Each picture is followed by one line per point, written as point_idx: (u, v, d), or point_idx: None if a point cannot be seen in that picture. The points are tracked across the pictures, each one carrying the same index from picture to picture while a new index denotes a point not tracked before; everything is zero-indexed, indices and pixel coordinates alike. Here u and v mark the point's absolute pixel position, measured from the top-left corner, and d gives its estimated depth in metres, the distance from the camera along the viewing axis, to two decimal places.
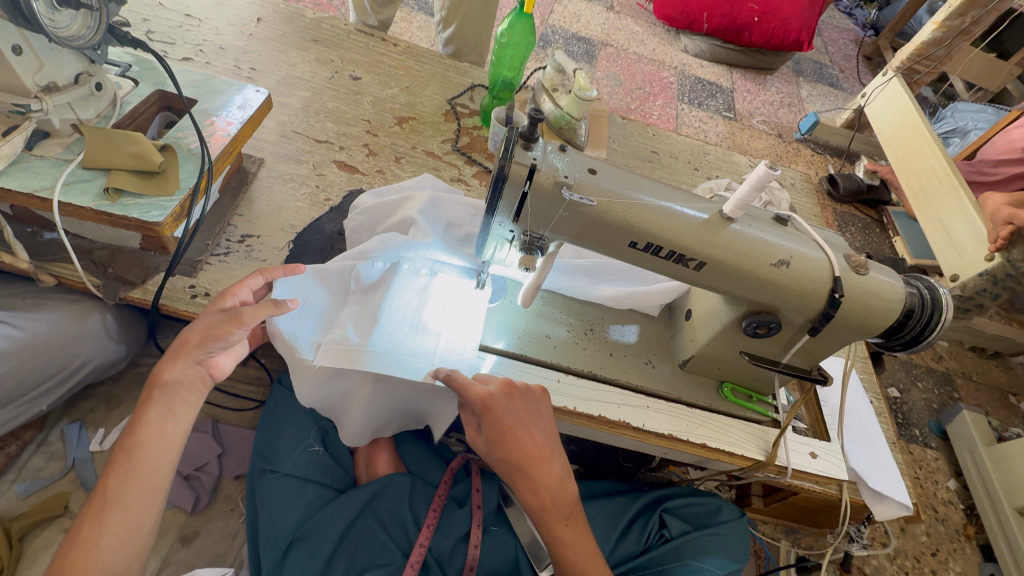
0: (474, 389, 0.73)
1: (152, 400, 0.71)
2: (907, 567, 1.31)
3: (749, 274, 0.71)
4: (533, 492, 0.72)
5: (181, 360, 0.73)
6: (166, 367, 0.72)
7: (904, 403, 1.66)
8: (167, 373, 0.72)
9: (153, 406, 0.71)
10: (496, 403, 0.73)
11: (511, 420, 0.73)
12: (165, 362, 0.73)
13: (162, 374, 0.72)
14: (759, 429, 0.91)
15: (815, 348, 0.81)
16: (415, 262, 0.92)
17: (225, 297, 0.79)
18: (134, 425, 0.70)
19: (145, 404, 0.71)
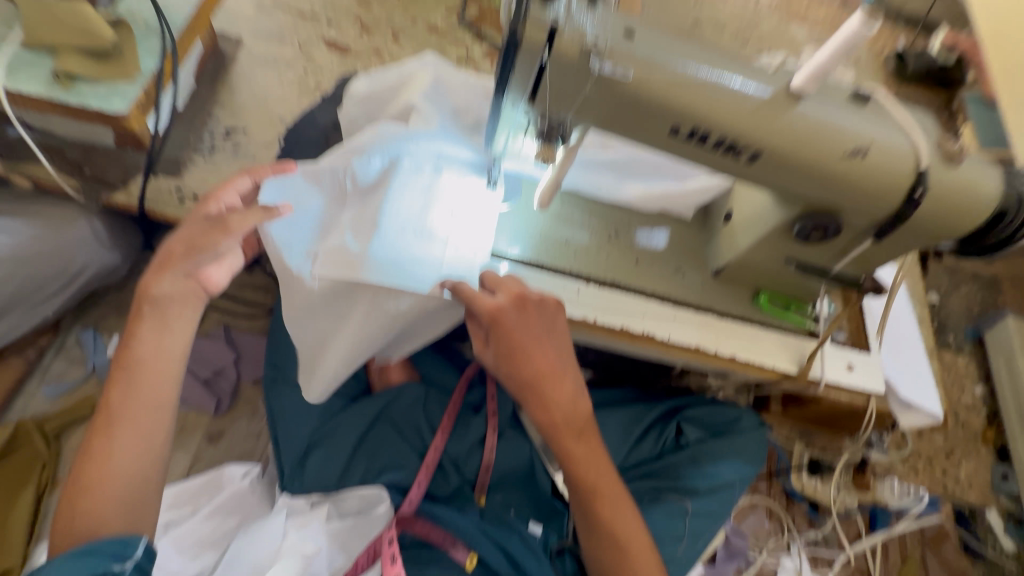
0: (482, 301, 0.68)
1: (144, 315, 0.67)
2: (918, 468, 1.33)
3: (812, 168, 0.59)
4: (543, 410, 0.69)
5: (168, 273, 0.68)
6: (154, 281, 0.68)
7: (940, 310, 1.55)
8: (156, 287, 0.68)
9: (147, 321, 0.67)
10: (505, 317, 0.68)
11: (522, 335, 0.68)
12: (152, 275, 0.68)
13: (151, 289, 0.68)
14: (795, 341, 0.84)
15: (872, 254, 0.70)
16: (416, 158, 0.80)
17: (208, 203, 0.72)
18: (130, 341, 0.67)
19: (139, 319, 0.67)
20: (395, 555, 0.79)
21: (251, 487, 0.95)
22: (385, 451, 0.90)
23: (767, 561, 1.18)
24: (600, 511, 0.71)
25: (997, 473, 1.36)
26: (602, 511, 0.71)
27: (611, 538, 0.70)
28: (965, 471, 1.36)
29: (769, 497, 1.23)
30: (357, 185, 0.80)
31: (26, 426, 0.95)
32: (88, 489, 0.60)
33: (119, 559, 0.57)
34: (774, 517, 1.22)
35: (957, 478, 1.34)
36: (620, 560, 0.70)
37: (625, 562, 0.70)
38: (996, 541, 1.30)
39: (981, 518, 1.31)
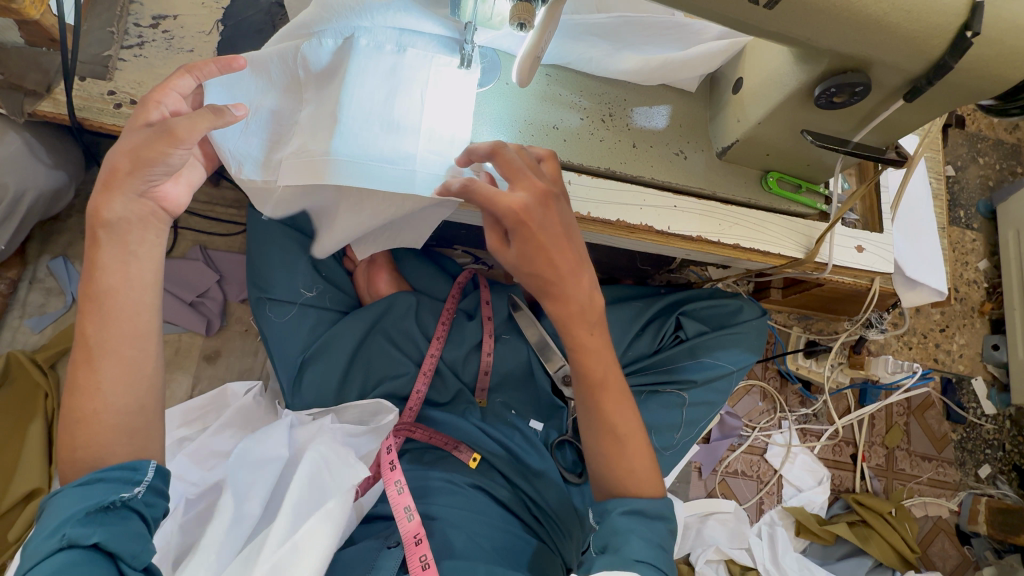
0: (505, 201, 0.60)
1: (101, 242, 0.60)
2: (912, 343, 1.35)
3: (846, 7, 0.49)
4: (556, 308, 0.67)
5: (117, 194, 0.60)
6: (104, 203, 0.60)
7: (956, 183, 1.47)
8: (110, 208, 0.60)
9: (105, 248, 0.60)
10: (531, 216, 0.61)
11: (547, 230, 0.62)
12: (100, 196, 0.60)
13: (102, 212, 0.60)
14: (803, 224, 0.79)
15: (902, 119, 0.62)
16: (374, 35, 0.69)
17: (145, 105, 0.61)
18: (90, 267, 0.60)
19: (94, 245, 0.60)
20: (392, 463, 0.81)
21: (256, 400, 0.96)
22: (382, 361, 0.91)
23: (758, 437, 1.24)
24: (605, 404, 0.71)
25: (988, 343, 1.38)
26: (602, 408, 0.71)
27: (610, 434, 0.71)
28: (957, 343, 1.38)
29: (764, 380, 1.27)
30: (312, 75, 0.69)
31: (19, 358, 0.94)
32: (84, 420, 0.59)
33: (132, 484, 0.58)
34: (768, 398, 1.27)
35: (949, 349, 1.38)
36: (618, 454, 0.70)
37: (623, 456, 0.70)
38: (978, 406, 1.36)
39: (966, 386, 1.36)
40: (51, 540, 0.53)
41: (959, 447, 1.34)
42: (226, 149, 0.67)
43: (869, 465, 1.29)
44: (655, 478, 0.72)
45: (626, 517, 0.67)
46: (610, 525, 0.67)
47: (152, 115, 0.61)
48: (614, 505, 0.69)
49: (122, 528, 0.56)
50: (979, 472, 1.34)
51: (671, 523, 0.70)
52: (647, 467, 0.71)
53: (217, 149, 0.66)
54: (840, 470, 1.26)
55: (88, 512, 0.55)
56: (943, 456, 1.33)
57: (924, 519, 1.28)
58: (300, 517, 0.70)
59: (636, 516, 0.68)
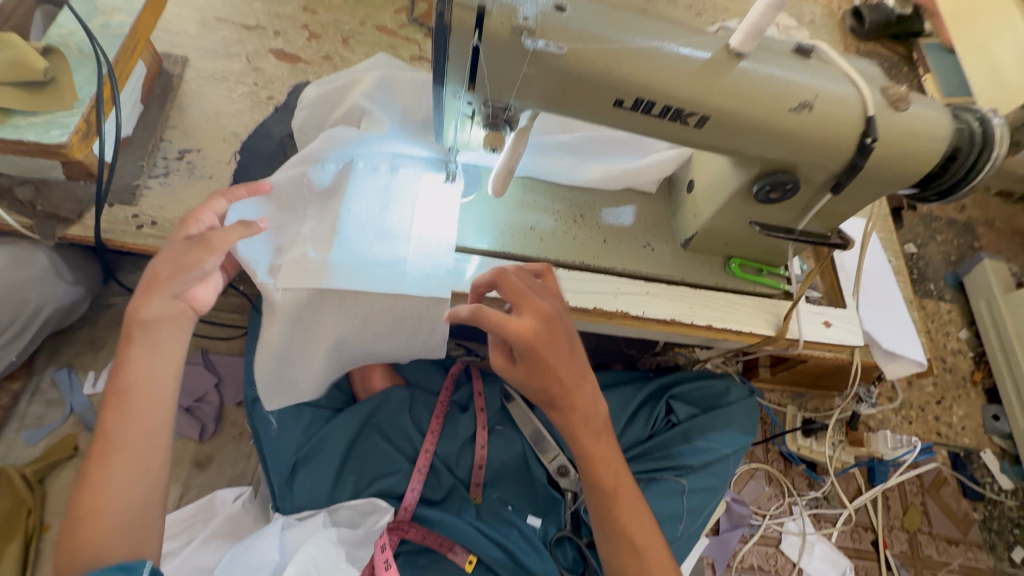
0: (513, 326, 0.61)
1: (134, 340, 0.65)
2: (912, 417, 1.34)
3: (768, 123, 0.58)
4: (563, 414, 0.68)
5: (156, 296, 0.66)
6: (143, 305, 0.66)
7: (921, 258, 1.57)
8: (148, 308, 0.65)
9: (137, 347, 0.65)
10: (541, 340, 0.62)
11: (559, 347, 0.64)
12: (140, 299, 0.66)
13: (140, 313, 0.65)
14: (770, 304, 0.84)
15: (838, 208, 0.70)
16: (371, 160, 0.80)
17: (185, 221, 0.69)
18: (119, 363, 0.65)
19: (130, 344, 0.65)
20: (387, 562, 0.80)
21: (245, 507, 0.96)
22: (375, 460, 0.91)
23: (770, 525, 1.18)
24: (618, 515, 0.70)
25: (988, 413, 1.38)
26: (616, 515, 0.70)
27: (625, 537, 0.70)
28: (956, 415, 1.37)
29: (767, 462, 1.24)
30: (316, 194, 0.78)
31: (8, 473, 0.93)
32: (88, 516, 0.59)
33: None
34: (774, 481, 1.23)
35: (950, 423, 1.36)
36: (636, 567, 0.69)
37: (640, 567, 0.69)
38: (993, 481, 1.31)
39: (976, 460, 1.33)
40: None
41: (985, 527, 1.27)
42: (245, 258, 0.75)
43: (894, 553, 1.21)
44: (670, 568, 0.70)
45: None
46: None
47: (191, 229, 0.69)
48: None
49: None
50: (1013, 556, 1.25)
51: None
52: (664, 559, 0.70)
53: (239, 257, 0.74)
54: (863, 560, 1.19)
55: None
56: (970, 539, 1.25)
57: None
58: None
59: None
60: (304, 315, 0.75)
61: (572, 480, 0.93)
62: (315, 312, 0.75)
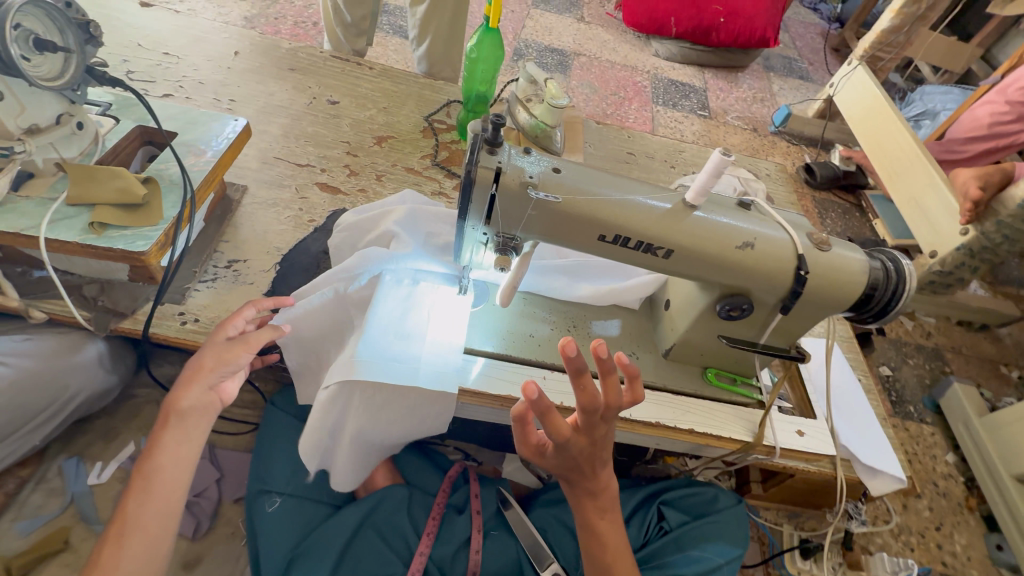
0: (548, 411, 0.63)
1: (168, 426, 0.72)
2: (913, 543, 1.33)
3: (719, 257, 0.74)
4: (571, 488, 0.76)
5: (195, 387, 0.74)
6: (182, 394, 0.73)
7: (896, 380, 1.67)
8: (182, 399, 0.73)
9: (169, 432, 0.72)
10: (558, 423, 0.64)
11: (604, 430, 0.69)
12: (179, 388, 0.74)
13: (178, 402, 0.73)
14: (746, 411, 0.92)
15: (790, 326, 0.83)
16: (397, 273, 0.94)
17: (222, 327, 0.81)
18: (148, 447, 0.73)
19: (161, 429, 0.72)
20: None
21: None
22: (369, 559, 0.91)
23: None
24: None
25: (990, 543, 1.36)
26: None
27: None
28: (959, 544, 1.36)
29: None
30: (349, 300, 0.93)
31: None
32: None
33: None
34: None
35: (954, 552, 1.34)
36: None
37: None
38: None
39: None
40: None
41: None
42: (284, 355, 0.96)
43: None
44: None
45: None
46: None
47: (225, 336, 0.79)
48: None
49: None
50: None
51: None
52: None
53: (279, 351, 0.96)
54: None
55: None
56: None
57: None
58: None
59: None
60: (334, 408, 0.83)
61: None
62: (338, 407, 0.84)
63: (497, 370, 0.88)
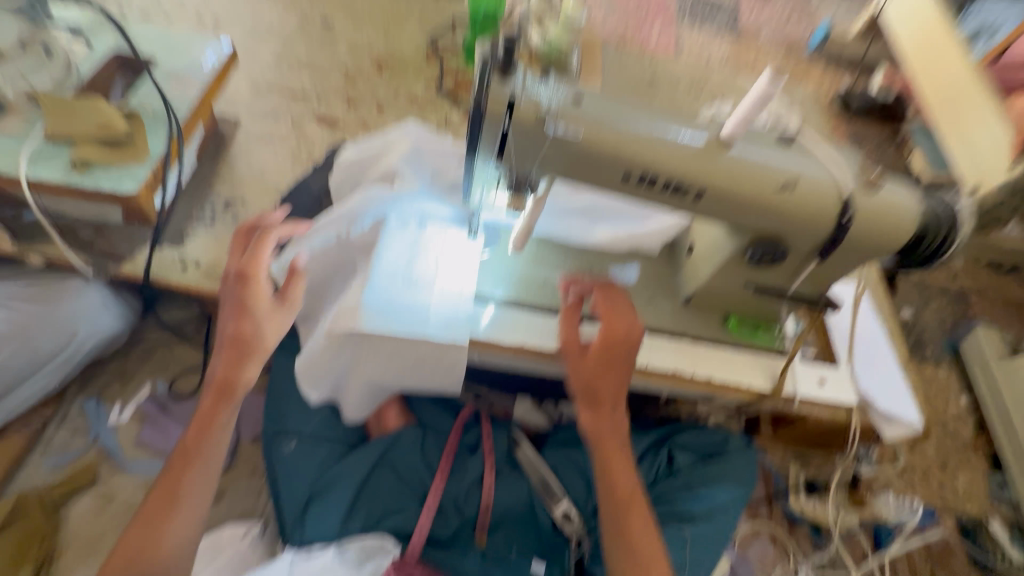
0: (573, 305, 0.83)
1: (225, 400, 0.78)
2: (917, 483, 1.33)
3: (755, 200, 0.67)
4: (594, 416, 0.77)
5: (254, 364, 0.79)
6: (242, 369, 0.78)
7: (917, 323, 1.62)
8: (241, 371, 0.78)
9: (226, 407, 0.78)
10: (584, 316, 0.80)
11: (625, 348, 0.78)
12: (238, 362, 0.78)
13: (239, 378, 0.78)
14: (767, 359, 0.89)
15: (824, 274, 0.77)
16: (403, 215, 0.88)
17: (248, 273, 0.80)
18: (194, 417, 0.79)
19: (214, 404, 0.78)
20: None
21: (253, 545, 0.98)
22: (385, 497, 0.94)
23: None
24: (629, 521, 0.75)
25: (993, 481, 1.39)
26: (628, 522, 0.74)
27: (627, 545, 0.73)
28: (960, 484, 1.37)
29: (772, 522, 1.23)
30: (351, 245, 0.88)
31: (27, 499, 0.95)
32: (147, 551, 0.70)
33: None
34: (778, 542, 1.22)
35: (956, 490, 1.35)
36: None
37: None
38: (1002, 552, 1.30)
39: (985, 529, 1.32)
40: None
41: None
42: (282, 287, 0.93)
43: None
44: None
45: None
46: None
47: (262, 296, 0.80)
48: None
49: None
50: None
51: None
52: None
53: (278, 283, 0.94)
54: None
55: None
56: None
57: None
58: None
59: None
60: (341, 353, 0.82)
61: (577, 526, 0.97)
62: (346, 353, 0.82)
63: (509, 318, 0.86)
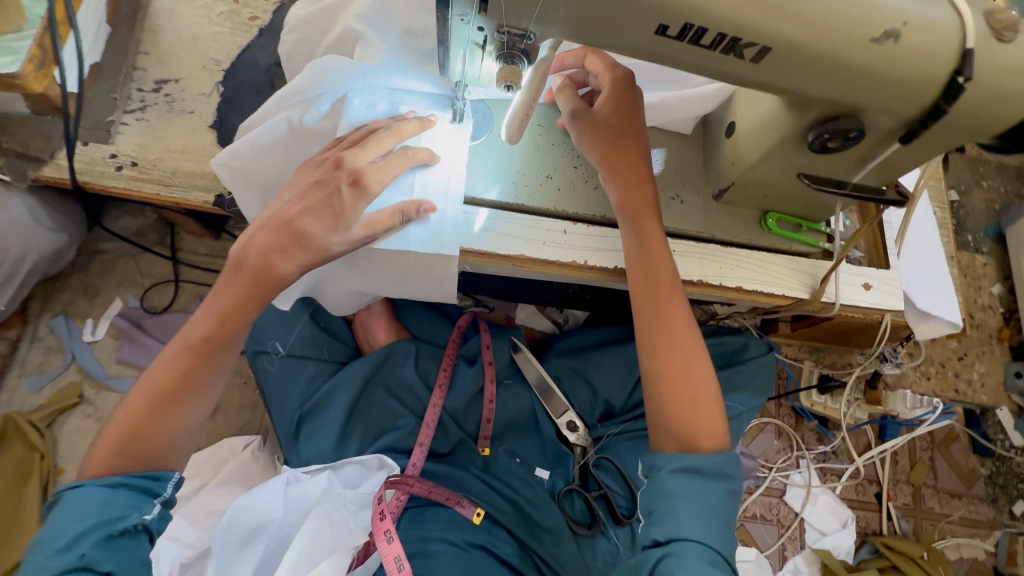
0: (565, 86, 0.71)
1: (254, 288, 0.62)
2: (930, 373, 1.31)
3: (837, 58, 0.48)
4: (620, 184, 0.68)
5: (292, 258, 0.61)
6: (280, 261, 0.61)
7: (961, 207, 1.46)
8: (280, 267, 0.61)
9: (257, 294, 0.62)
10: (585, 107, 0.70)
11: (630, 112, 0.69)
12: (274, 251, 0.61)
13: (276, 267, 0.61)
14: (806, 263, 0.77)
15: (904, 160, 0.60)
16: (368, 95, 0.70)
17: (361, 185, 0.62)
18: (213, 297, 0.63)
19: (242, 292, 0.62)
20: (384, 513, 0.82)
21: (255, 456, 0.98)
22: (380, 415, 0.92)
23: (776, 478, 1.18)
24: (675, 349, 0.66)
25: (1009, 371, 1.33)
26: (674, 353, 0.66)
27: (680, 379, 0.65)
28: (977, 372, 1.34)
29: (778, 417, 1.22)
30: (308, 134, 0.72)
31: (16, 420, 0.93)
32: (148, 437, 0.61)
33: (151, 501, 0.61)
34: (783, 435, 1.22)
35: (970, 379, 1.33)
36: (687, 410, 0.64)
37: (690, 406, 0.65)
38: (1005, 438, 1.29)
39: (991, 417, 1.31)
40: (67, 556, 0.56)
41: (990, 482, 1.27)
42: (232, 178, 0.72)
43: (896, 505, 1.22)
44: (718, 431, 0.65)
45: (678, 479, 0.62)
46: (659, 484, 0.62)
47: (351, 214, 0.62)
48: (664, 464, 0.64)
49: (132, 553, 0.59)
50: (1014, 509, 1.25)
51: (731, 484, 0.64)
52: (714, 416, 0.65)
53: (225, 171, 0.72)
54: (866, 511, 1.19)
55: (110, 533, 0.58)
56: (973, 493, 1.26)
57: (959, 563, 1.20)
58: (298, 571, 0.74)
59: (693, 479, 0.62)
60: (326, 275, 0.76)
61: (580, 436, 0.93)
62: (330, 278, 0.76)
63: (511, 222, 0.71)
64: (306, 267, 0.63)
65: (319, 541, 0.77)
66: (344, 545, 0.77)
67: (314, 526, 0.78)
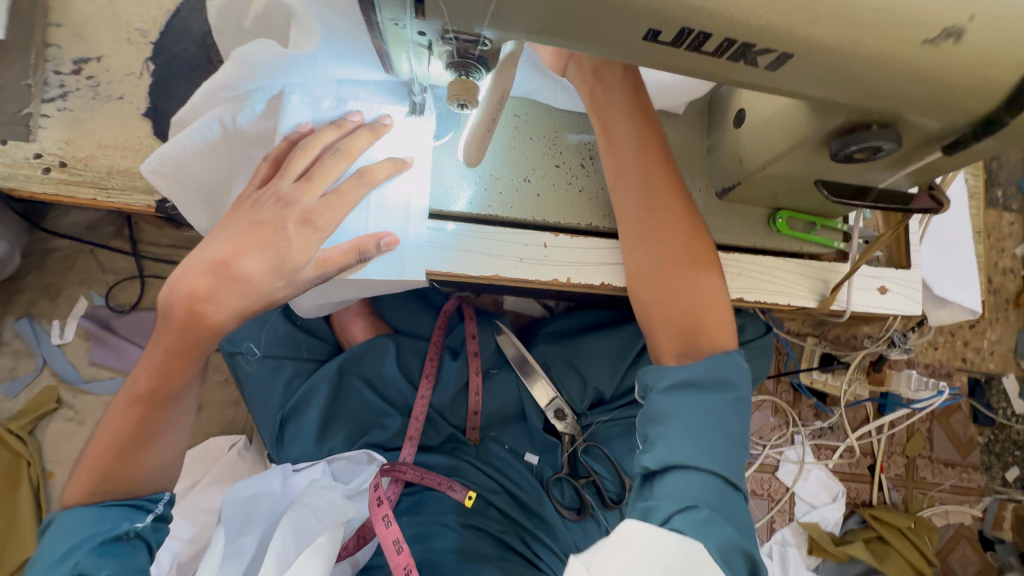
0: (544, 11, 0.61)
1: (193, 342, 0.56)
2: (937, 342, 1.26)
3: (880, 63, 0.38)
4: (606, 91, 0.61)
5: (224, 304, 0.55)
6: (214, 311, 0.55)
7: (995, 159, 1.33)
8: (212, 311, 0.55)
9: (196, 347, 0.57)
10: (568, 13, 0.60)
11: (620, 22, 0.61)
12: (210, 289, 0.54)
13: (208, 314, 0.55)
14: (817, 266, 0.69)
15: (946, 166, 0.50)
16: (308, 90, 0.60)
17: (313, 226, 0.55)
18: (152, 344, 0.59)
19: (175, 344, 0.57)
20: (380, 498, 0.80)
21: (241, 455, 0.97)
22: (364, 414, 0.89)
23: (769, 454, 1.18)
24: (671, 255, 0.59)
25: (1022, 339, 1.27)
26: (671, 259, 0.59)
27: (677, 285, 0.58)
28: (987, 339, 1.28)
29: (776, 394, 1.20)
30: (245, 138, 0.63)
31: None
32: (117, 473, 0.58)
33: (143, 513, 0.59)
34: (780, 412, 1.20)
35: (979, 347, 1.28)
36: (683, 315, 0.57)
37: (688, 310, 0.57)
38: (1008, 407, 1.26)
39: (995, 385, 1.27)
40: (61, 567, 0.53)
41: (986, 450, 1.26)
42: (166, 182, 0.62)
43: (888, 476, 1.22)
44: (724, 335, 0.56)
45: (668, 395, 0.54)
46: (651, 408, 0.55)
47: (294, 249, 0.55)
48: (656, 384, 0.56)
49: (130, 561, 0.56)
50: (1007, 475, 1.25)
51: (738, 393, 0.53)
52: (720, 319, 0.57)
53: (159, 174, 0.62)
54: (857, 483, 1.20)
55: (101, 542, 0.55)
56: (968, 462, 1.25)
57: (944, 528, 1.22)
58: (289, 555, 0.69)
59: (688, 392, 0.53)
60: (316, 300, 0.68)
61: (569, 424, 0.90)
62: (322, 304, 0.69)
63: (481, 234, 0.62)
64: (253, 307, 0.56)
65: (311, 525, 0.73)
66: (333, 522, 0.73)
67: (301, 513, 0.75)
